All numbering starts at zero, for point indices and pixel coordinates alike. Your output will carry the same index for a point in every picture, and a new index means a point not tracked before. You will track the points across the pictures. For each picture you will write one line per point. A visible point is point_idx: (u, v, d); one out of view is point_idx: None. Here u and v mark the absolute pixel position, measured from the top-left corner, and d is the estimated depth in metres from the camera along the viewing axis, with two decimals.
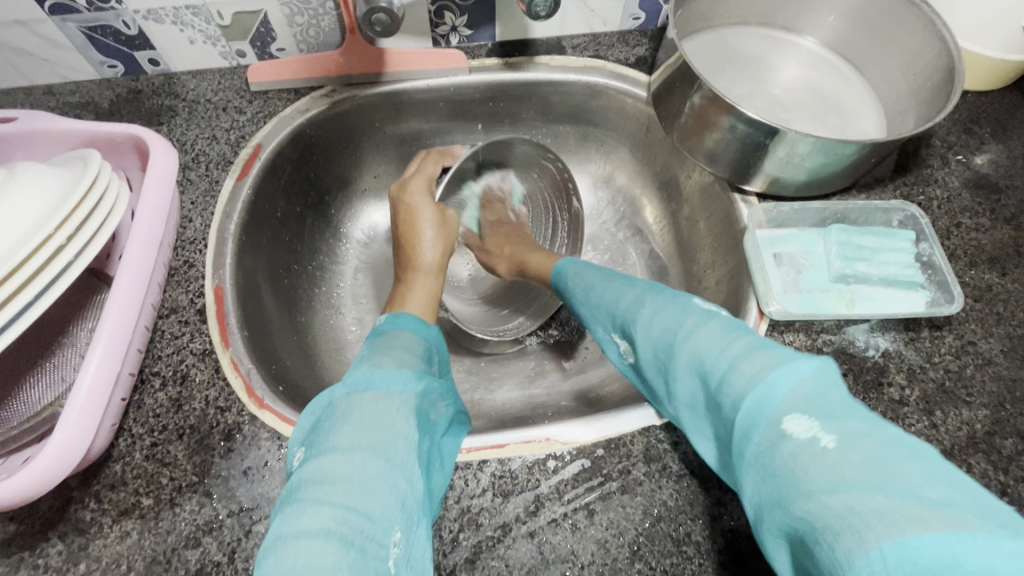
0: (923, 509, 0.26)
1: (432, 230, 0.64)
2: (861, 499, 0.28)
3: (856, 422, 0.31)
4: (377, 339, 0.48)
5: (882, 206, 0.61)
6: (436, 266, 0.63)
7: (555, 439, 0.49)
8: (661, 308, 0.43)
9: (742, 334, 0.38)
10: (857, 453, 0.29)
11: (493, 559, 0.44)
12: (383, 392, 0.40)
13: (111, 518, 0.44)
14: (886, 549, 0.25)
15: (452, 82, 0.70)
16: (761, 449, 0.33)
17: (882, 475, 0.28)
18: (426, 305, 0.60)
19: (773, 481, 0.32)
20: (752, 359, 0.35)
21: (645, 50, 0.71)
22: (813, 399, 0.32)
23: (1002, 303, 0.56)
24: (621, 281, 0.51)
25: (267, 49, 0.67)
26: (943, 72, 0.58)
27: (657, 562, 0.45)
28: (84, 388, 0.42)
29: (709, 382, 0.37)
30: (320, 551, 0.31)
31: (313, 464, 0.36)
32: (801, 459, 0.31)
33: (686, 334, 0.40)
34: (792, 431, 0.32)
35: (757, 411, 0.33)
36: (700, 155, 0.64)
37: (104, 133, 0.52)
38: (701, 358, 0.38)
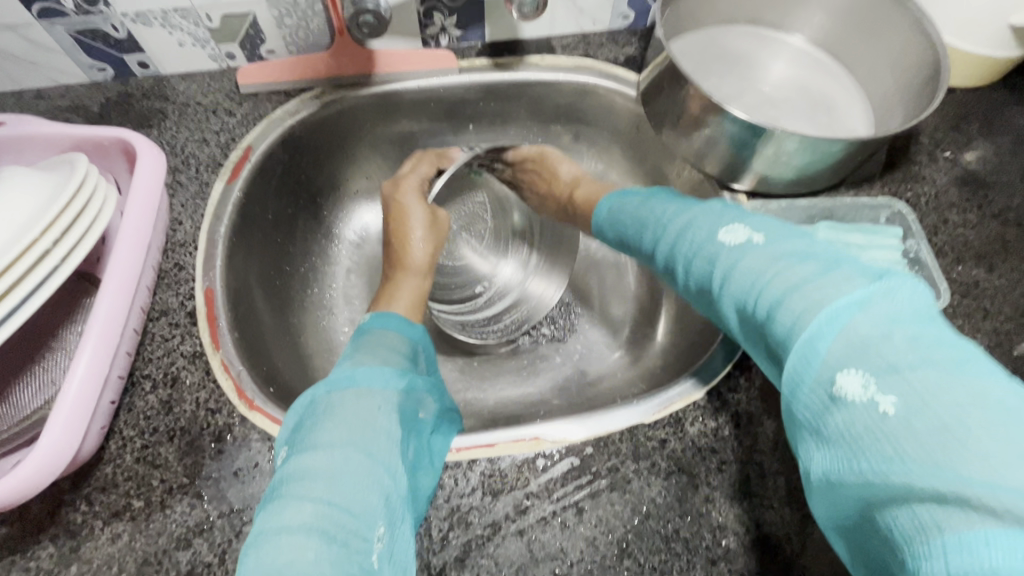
0: (990, 495, 0.25)
1: (422, 230, 0.65)
2: (921, 480, 0.27)
3: (926, 375, 0.29)
4: (361, 339, 0.49)
5: (868, 204, 0.61)
6: (423, 266, 0.64)
7: (544, 438, 0.49)
8: (703, 238, 0.43)
9: (792, 264, 0.37)
10: (921, 420, 0.28)
11: (482, 557, 0.45)
12: (364, 389, 0.41)
13: (102, 520, 0.45)
14: (949, 543, 0.25)
15: (442, 82, 0.70)
16: (813, 408, 0.33)
17: (952, 453, 0.26)
18: (411, 304, 0.60)
19: (827, 449, 0.32)
20: (797, 297, 0.34)
21: (635, 49, 0.72)
22: (866, 344, 0.31)
23: (989, 299, 0.57)
24: (664, 208, 0.50)
25: (256, 51, 0.67)
26: (930, 69, 0.59)
27: (645, 559, 0.45)
28: (72, 391, 0.42)
29: (753, 321, 0.37)
30: (302, 545, 0.31)
31: (295, 460, 0.36)
32: (858, 423, 0.30)
33: (725, 269, 0.40)
34: (847, 391, 0.31)
35: (805, 364, 0.33)
36: (689, 153, 0.64)
37: (93, 136, 0.52)
38: (743, 297, 0.38)
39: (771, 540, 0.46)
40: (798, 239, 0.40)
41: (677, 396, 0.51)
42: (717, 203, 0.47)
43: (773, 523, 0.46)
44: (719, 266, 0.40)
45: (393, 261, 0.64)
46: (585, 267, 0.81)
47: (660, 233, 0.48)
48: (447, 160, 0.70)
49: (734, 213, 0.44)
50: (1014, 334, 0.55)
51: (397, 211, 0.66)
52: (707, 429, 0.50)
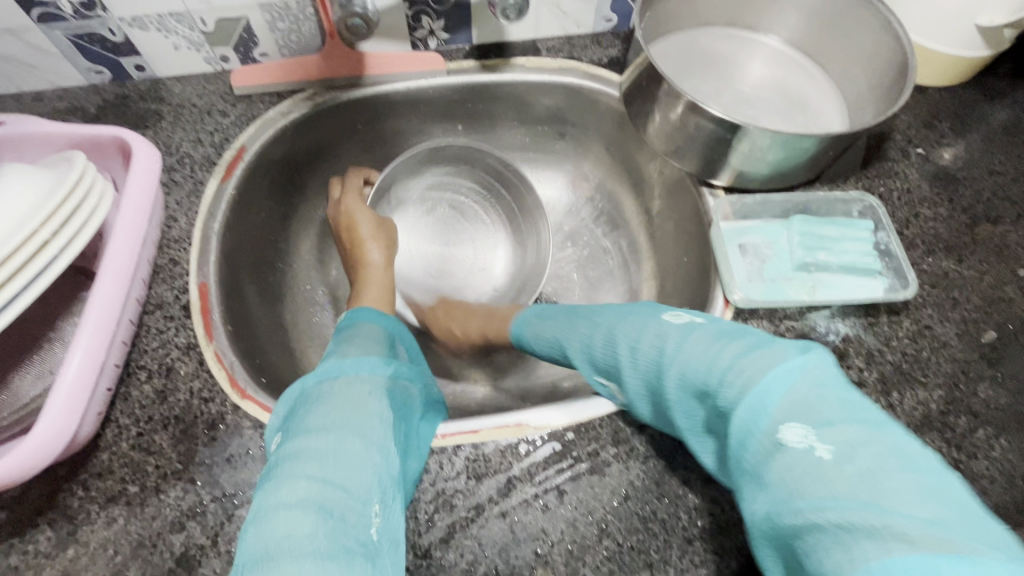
0: (911, 527, 0.27)
1: (371, 228, 0.68)
2: (851, 515, 0.29)
3: (853, 429, 0.31)
4: (342, 333, 0.51)
5: (840, 198, 0.63)
6: (384, 260, 0.67)
7: (527, 423, 0.51)
8: (637, 328, 0.45)
9: (733, 340, 0.39)
10: (852, 465, 0.30)
11: (466, 538, 0.46)
12: (352, 376, 0.43)
13: (99, 505, 0.46)
14: (874, 569, 0.27)
15: (430, 83, 0.72)
16: (759, 458, 0.34)
17: (877, 493, 0.29)
18: (384, 295, 0.64)
19: (769, 494, 0.33)
20: (740, 366, 0.36)
21: (618, 51, 0.74)
22: (805, 404, 0.33)
23: (958, 289, 0.59)
24: (600, 308, 0.52)
25: (250, 54, 0.69)
26: (898, 68, 0.61)
27: (624, 539, 0.47)
28: (69, 378, 0.44)
29: (703, 395, 0.38)
30: (299, 519, 0.33)
31: (290, 443, 0.38)
32: (796, 469, 0.31)
33: (674, 346, 0.41)
34: (788, 440, 0.32)
35: (752, 420, 0.34)
36: (669, 151, 0.66)
37: (90, 135, 0.54)
38: (689, 370, 0.39)
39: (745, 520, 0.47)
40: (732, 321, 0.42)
41: None
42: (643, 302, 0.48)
43: None
44: (666, 342, 0.41)
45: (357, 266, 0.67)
46: (573, 263, 0.82)
47: (603, 322, 0.49)
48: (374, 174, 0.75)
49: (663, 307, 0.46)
50: (982, 323, 0.57)
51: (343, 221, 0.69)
52: None
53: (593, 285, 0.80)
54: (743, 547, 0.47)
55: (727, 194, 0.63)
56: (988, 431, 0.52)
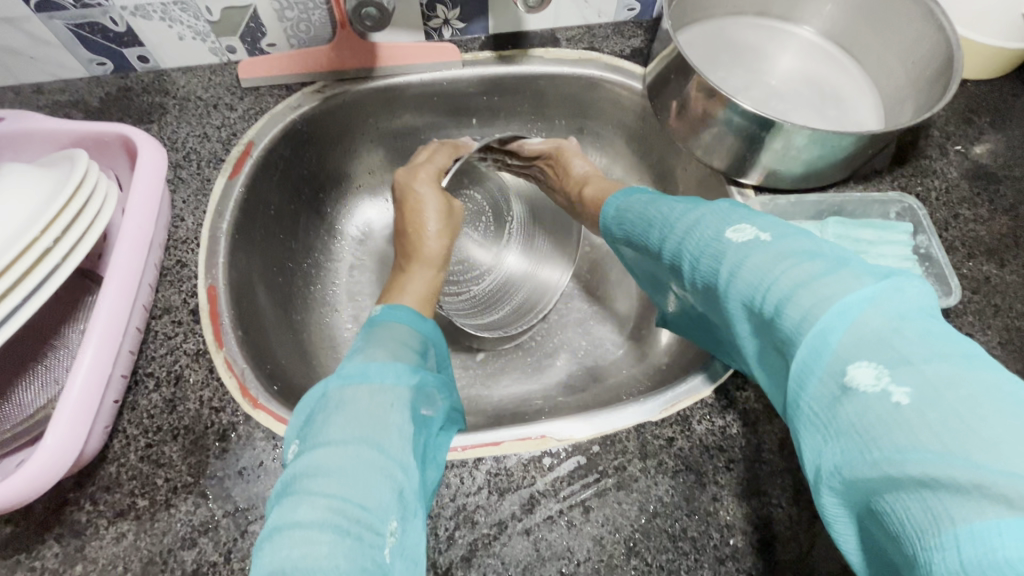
0: (1004, 485, 0.24)
1: (436, 220, 0.63)
2: (933, 472, 0.26)
3: (935, 366, 0.28)
4: (372, 331, 0.49)
5: (878, 199, 0.60)
6: (436, 258, 0.62)
7: (550, 436, 0.49)
8: (703, 244, 0.41)
9: (801, 260, 0.35)
10: (933, 411, 0.27)
11: (489, 556, 0.44)
12: (377, 386, 0.40)
13: (107, 520, 0.44)
14: (961, 534, 0.24)
15: (444, 76, 0.69)
16: (823, 400, 0.31)
17: (964, 444, 0.25)
18: (423, 296, 0.59)
19: (837, 445, 0.30)
20: (805, 296, 0.32)
21: (641, 41, 0.70)
22: (878, 339, 0.30)
23: (1000, 295, 0.56)
24: (672, 208, 0.47)
25: (258, 45, 0.66)
26: (941, 61, 0.58)
27: (653, 558, 0.45)
28: (74, 390, 0.42)
29: (762, 322, 0.35)
30: (314, 540, 0.31)
31: (305, 458, 0.36)
32: (868, 413, 0.29)
33: (734, 266, 0.37)
34: (859, 381, 0.29)
35: (815, 357, 0.31)
36: (696, 149, 0.63)
37: (93, 132, 0.51)
38: (752, 295, 0.36)
39: (780, 539, 0.45)
40: (807, 236, 0.37)
41: (671, 401, 0.51)
42: (725, 201, 0.44)
43: (783, 522, 0.46)
44: (730, 259, 0.38)
45: (406, 252, 0.63)
46: (590, 263, 0.80)
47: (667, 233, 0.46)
48: (464, 150, 0.68)
49: (741, 212, 0.41)
50: None
51: (406, 201, 0.64)
52: (714, 427, 0.49)
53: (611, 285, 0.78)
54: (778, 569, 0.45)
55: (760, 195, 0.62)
56: None
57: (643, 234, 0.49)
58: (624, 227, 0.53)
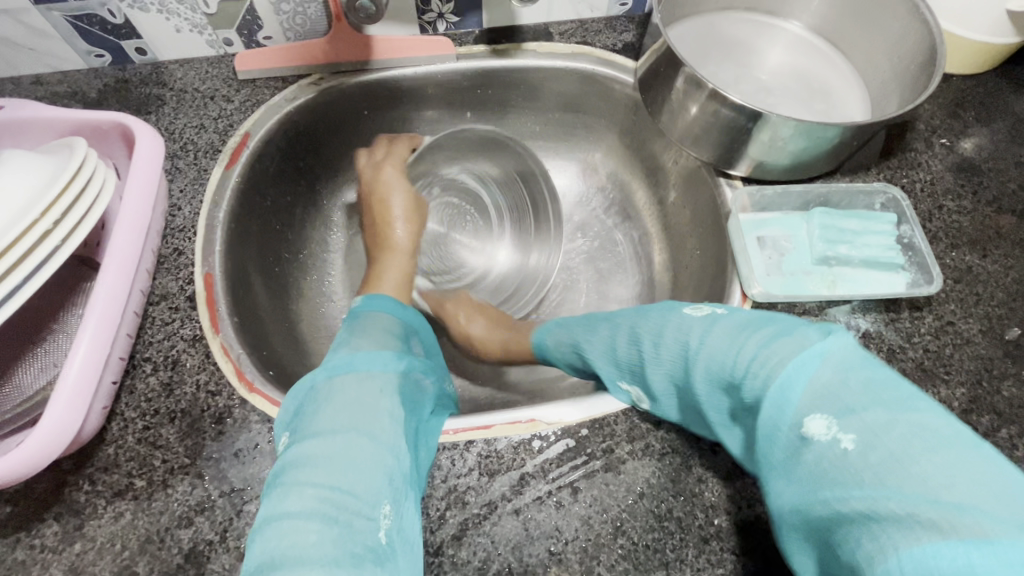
0: (939, 513, 0.27)
1: (402, 210, 0.69)
2: (878, 506, 0.28)
3: (875, 413, 0.31)
4: (358, 321, 0.51)
5: (863, 189, 0.61)
6: (405, 245, 0.68)
7: (539, 420, 0.50)
8: (657, 329, 0.45)
9: (752, 331, 0.38)
10: (875, 452, 0.29)
11: (479, 535, 0.46)
12: (363, 373, 0.42)
13: (105, 499, 0.45)
14: (903, 560, 0.26)
15: (440, 69, 0.70)
16: (787, 452, 0.34)
17: (901, 478, 0.28)
18: (399, 285, 0.65)
19: (797, 486, 0.33)
20: (761, 360, 0.35)
21: (633, 36, 0.72)
22: (827, 392, 0.32)
23: (982, 284, 0.57)
24: (620, 313, 0.52)
25: (254, 38, 0.66)
26: (925, 55, 0.59)
27: (639, 537, 0.46)
28: (72, 371, 0.43)
29: (728, 394, 0.38)
30: (303, 529, 0.32)
31: (296, 447, 0.37)
32: (827, 461, 0.31)
33: (696, 344, 0.40)
34: (813, 432, 0.32)
35: (776, 412, 0.34)
36: (686, 141, 0.64)
37: (91, 121, 0.52)
38: (714, 365, 0.38)
39: (764, 519, 0.46)
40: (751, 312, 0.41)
41: None
42: (662, 304, 0.48)
43: (767, 503, 0.47)
44: (689, 336, 0.41)
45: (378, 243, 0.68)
46: (582, 256, 0.81)
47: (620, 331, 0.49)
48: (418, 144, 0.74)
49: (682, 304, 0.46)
50: (1007, 319, 0.56)
51: (374, 194, 0.69)
52: None
53: (603, 276, 0.79)
54: (762, 549, 0.46)
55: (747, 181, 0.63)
56: (1012, 430, 0.51)
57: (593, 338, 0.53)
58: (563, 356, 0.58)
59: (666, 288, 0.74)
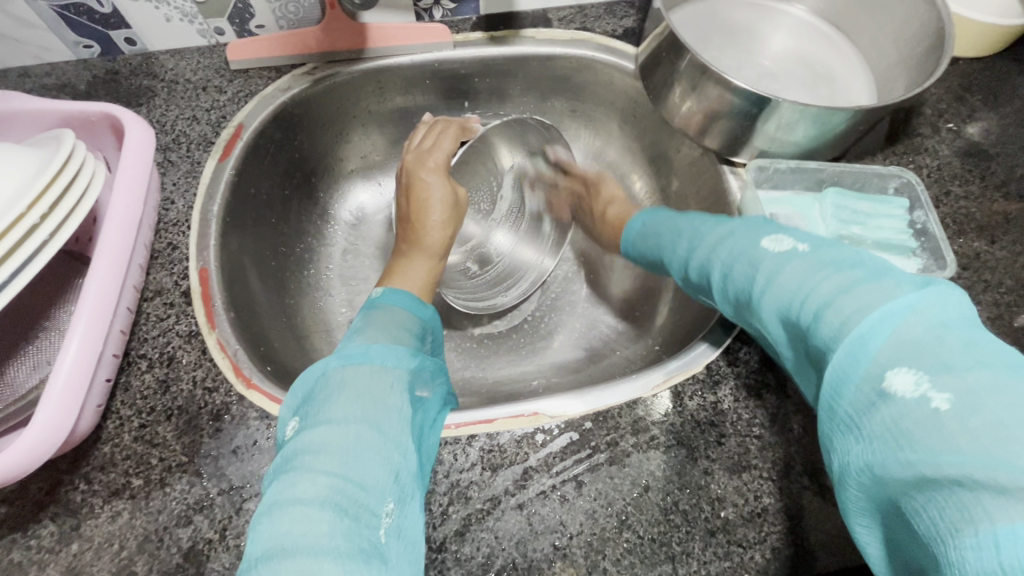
0: None
1: (440, 211, 0.62)
2: (975, 473, 0.25)
3: (976, 375, 0.27)
4: (370, 314, 0.49)
5: (878, 171, 0.60)
6: (437, 249, 0.62)
7: (542, 413, 0.49)
8: (732, 257, 0.40)
9: (838, 270, 0.34)
10: (975, 417, 0.26)
11: (483, 530, 0.45)
12: (378, 365, 0.41)
13: (103, 498, 0.45)
14: (1000, 536, 0.23)
15: (437, 57, 0.68)
16: (858, 406, 0.30)
17: (1005, 447, 0.25)
18: (422, 286, 0.59)
19: (868, 444, 0.29)
20: (844, 303, 0.32)
21: (633, 22, 0.70)
22: (916, 345, 0.29)
23: (990, 271, 0.56)
24: (703, 220, 0.48)
25: (246, 26, 0.65)
26: (932, 37, 0.57)
27: (645, 531, 0.45)
28: (64, 368, 0.42)
29: (799, 332, 0.35)
30: (314, 518, 0.31)
31: (305, 435, 0.36)
32: (908, 419, 0.28)
33: (768, 275, 0.37)
34: (896, 388, 0.29)
35: (850, 362, 0.31)
36: (689, 128, 0.63)
37: (79, 113, 0.51)
38: (788, 301, 0.35)
39: (770, 512, 0.46)
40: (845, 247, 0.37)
41: (661, 379, 0.51)
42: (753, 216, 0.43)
43: (773, 494, 0.46)
44: (766, 265, 0.37)
45: (407, 238, 0.62)
46: (584, 246, 0.79)
47: (698, 241, 0.46)
48: (470, 135, 0.65)
49: (773, 224, 0.41)
50: (1015, 306, 0.55)
51: (413, 188, 0.62)
52: (706, 403, 0.50)
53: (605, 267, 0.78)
54: (769, 541, 0.45)
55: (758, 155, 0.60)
56: None
57: (673, 247, 0.49)
58: (649, 248, 0.55)
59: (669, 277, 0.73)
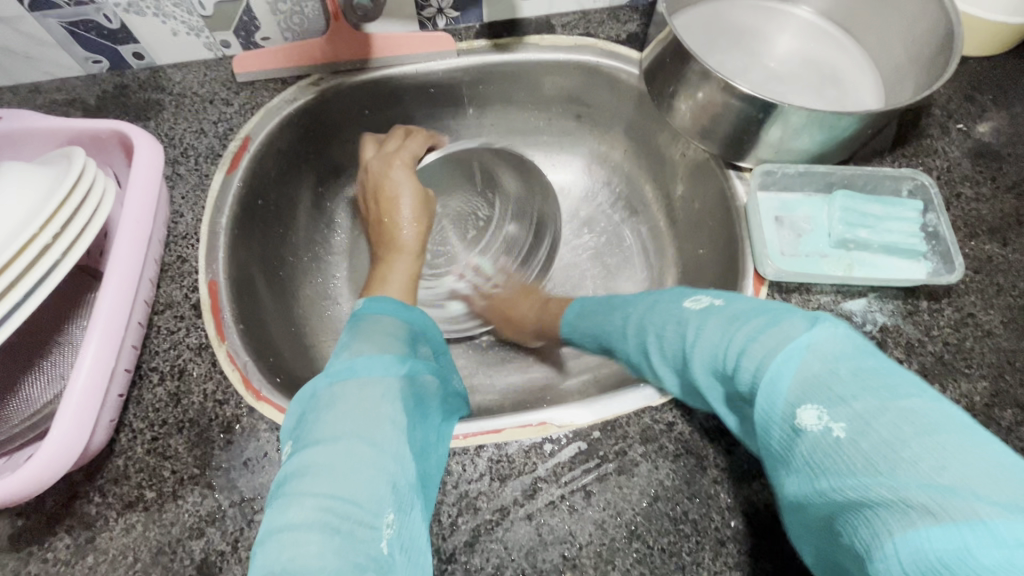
0: (930, 497, 0.26)
1: (409, 208, 0.64)
2: (873, 492, 0.28)
3: (868, 399, 0.30)
4: (359, 325, 0.49)
5: (891, 175, 0.59)
6: (414, 246, 0.63)
7: (550, 423, 0.50)
8: (664, 318, 0.44)
9: (746, 320, 0.37)
10: (868, 440, 0.29)
11: (492, 541, 0.45)
12: (364, 378, 0.41)
13: (116, 511, 0.45)
14: (898, 544, 0.26)
15: (441, 65, 0.69)
16: (780, 444, 0.33)
17: (895, 464, 0.27)
18: (405, 286, 0.59)
19: (794, 477, 0.32)
20: (753, 351, 0.35)
21: (637, 26, 0.70)
22: (819, 380, 0.32)
23: (1003, 274, 0.56)
24: (630, 297, 0.52)
25: (252, 39, 0.66)
26: (940, 38, 0.57)
27: (654, 541, 0.45)
28: (78, 383, 0.42)
29: (724, 382, 0.37)
30: (306, 541, 0.32)
31: (298, 456, 0.37)
32: (817, 449, 0.30)
33: (692, 332, 0.40)
34: (805, 423, 0.31)
35: (767, 403, 0.33)
36: (694, 132, 0.62)
37: (90, 130, 0.51)
38: (709, 358, 0.38)
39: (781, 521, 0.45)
40: (753, 299, 0.40)
41: None
42: (675, 287, 0.48)
43: None
44: (687, 323, 0.41)
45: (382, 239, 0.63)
46: (590, 251, 0.79)
47: (630, 313, 0.49)
48: (439, 144, 0.73)
49: (691, 290, 0.45)
50: None
51: (380, 189, 0.65)
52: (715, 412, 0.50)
53: (611, 272, 0.77)
54: (780, 550, 0.45)
55: (764, 161, 0.60)
56: None
57: (608, 326, 0.52)
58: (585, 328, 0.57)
59: (676, 282, 0.72)
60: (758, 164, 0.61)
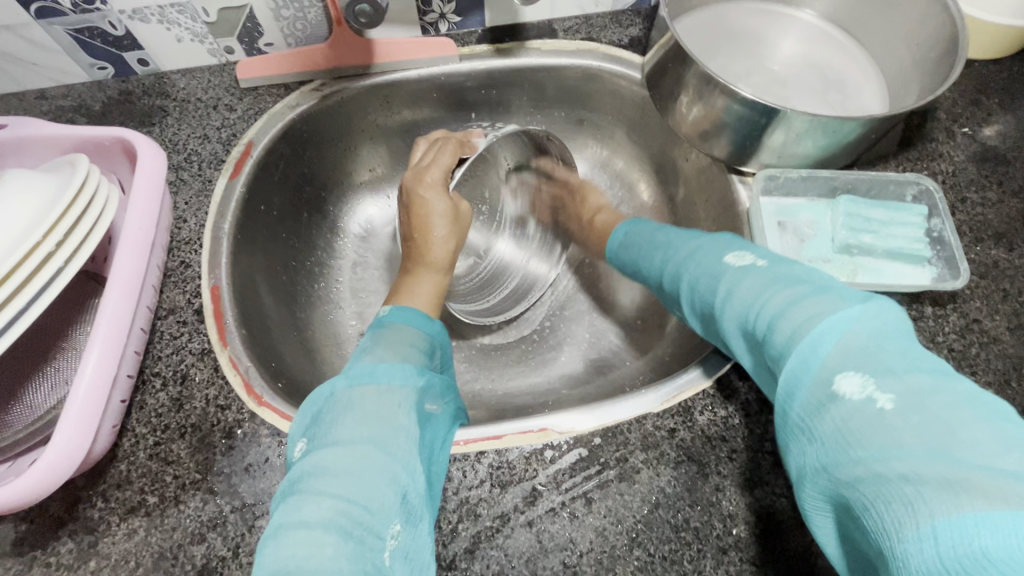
0: (975, 474, 0.26)
1: (441, 226, 0.61)
2: (920, 468, 0.28)
3: (921, 377, 0.31)
4: (380, 333, 0.49)
5: (896, 179, 0.59)
6: (443, 262, 0.63)
7: (551, 428, 0.49)
8: (704, 266, 0.45)
9: (787, 285, 0.38)
10: (916, 416, 0.29)
11: (492, 548, 0.45)
12: (384, 387, 0.41)
13: (119, 516, 0.45)
14: (938, 527, 0.26)
15: (443, 70, 0.69)
16: (807, 409, 0.34)
17: (946, 442, 0.28)
18: (431, 303, 0.60)
19: (820, 447, 0.32)
20: (792, 316, 0.35)
21: (639, 31, 0.70)
22: (860, 354, 0.32)
23: (1009, 279, 0.55)
24: (674, 237, 0.52)
25: (255, 45, 0.66)
26: (945, 41, 0.56)
27: (656, 548, 0.45)
28: (80, 390, 0.42)
29: (755, 342, 0.38)
30: (320, 541, 0.32)
31: (314, 456, 0.36)
32: (852, 417, 0.31)
33: (729, 287, 0.41)
34: (844, 390, 0.32)
35: (801, 366, 0.34)
36: (696, 137, 0.62)
37: (95, 138, 0.52)
38: (744, 314, 0.39)
39: (783, 530, 0.45)
40: (802, 265, 0.40)
41: (674, 392, 0.51)
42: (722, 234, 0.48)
43: (786, 512, 0.46)
44: (728, 277, 0.41)
45: (412, 252, 0.62)
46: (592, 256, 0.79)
47: (669, 257, 0.50)
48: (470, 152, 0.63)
49: (738, 243, 0.45)
50: None
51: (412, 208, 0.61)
52: (717, 418, 0.49)
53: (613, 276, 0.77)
54: (781, 559, 0.44)
55: (769, 165, 0.60)
56: None
57: (650, 260, 0.53)
58: (626, 257, 0.58)
59: None
60: (761, 168, 0.61)
